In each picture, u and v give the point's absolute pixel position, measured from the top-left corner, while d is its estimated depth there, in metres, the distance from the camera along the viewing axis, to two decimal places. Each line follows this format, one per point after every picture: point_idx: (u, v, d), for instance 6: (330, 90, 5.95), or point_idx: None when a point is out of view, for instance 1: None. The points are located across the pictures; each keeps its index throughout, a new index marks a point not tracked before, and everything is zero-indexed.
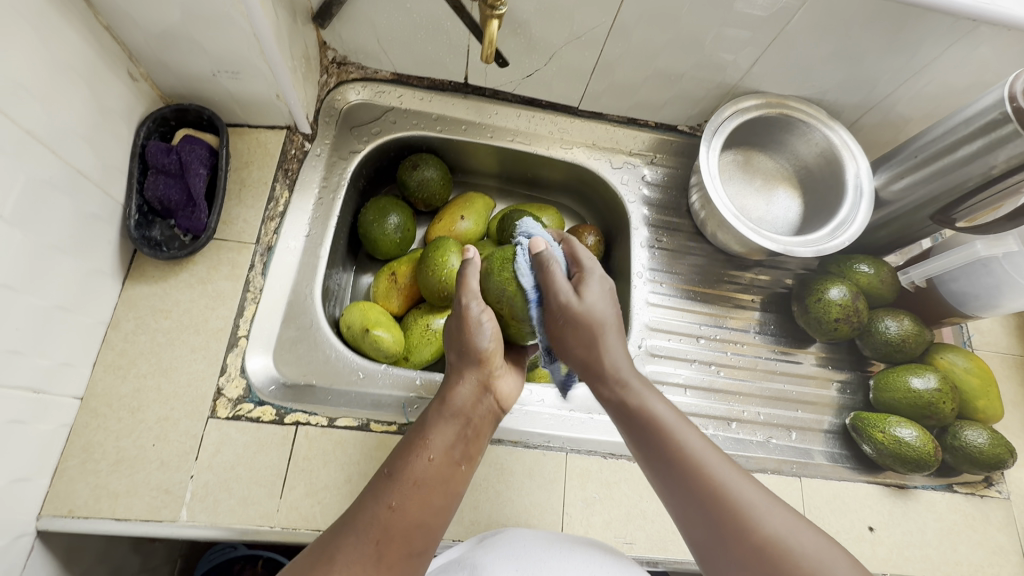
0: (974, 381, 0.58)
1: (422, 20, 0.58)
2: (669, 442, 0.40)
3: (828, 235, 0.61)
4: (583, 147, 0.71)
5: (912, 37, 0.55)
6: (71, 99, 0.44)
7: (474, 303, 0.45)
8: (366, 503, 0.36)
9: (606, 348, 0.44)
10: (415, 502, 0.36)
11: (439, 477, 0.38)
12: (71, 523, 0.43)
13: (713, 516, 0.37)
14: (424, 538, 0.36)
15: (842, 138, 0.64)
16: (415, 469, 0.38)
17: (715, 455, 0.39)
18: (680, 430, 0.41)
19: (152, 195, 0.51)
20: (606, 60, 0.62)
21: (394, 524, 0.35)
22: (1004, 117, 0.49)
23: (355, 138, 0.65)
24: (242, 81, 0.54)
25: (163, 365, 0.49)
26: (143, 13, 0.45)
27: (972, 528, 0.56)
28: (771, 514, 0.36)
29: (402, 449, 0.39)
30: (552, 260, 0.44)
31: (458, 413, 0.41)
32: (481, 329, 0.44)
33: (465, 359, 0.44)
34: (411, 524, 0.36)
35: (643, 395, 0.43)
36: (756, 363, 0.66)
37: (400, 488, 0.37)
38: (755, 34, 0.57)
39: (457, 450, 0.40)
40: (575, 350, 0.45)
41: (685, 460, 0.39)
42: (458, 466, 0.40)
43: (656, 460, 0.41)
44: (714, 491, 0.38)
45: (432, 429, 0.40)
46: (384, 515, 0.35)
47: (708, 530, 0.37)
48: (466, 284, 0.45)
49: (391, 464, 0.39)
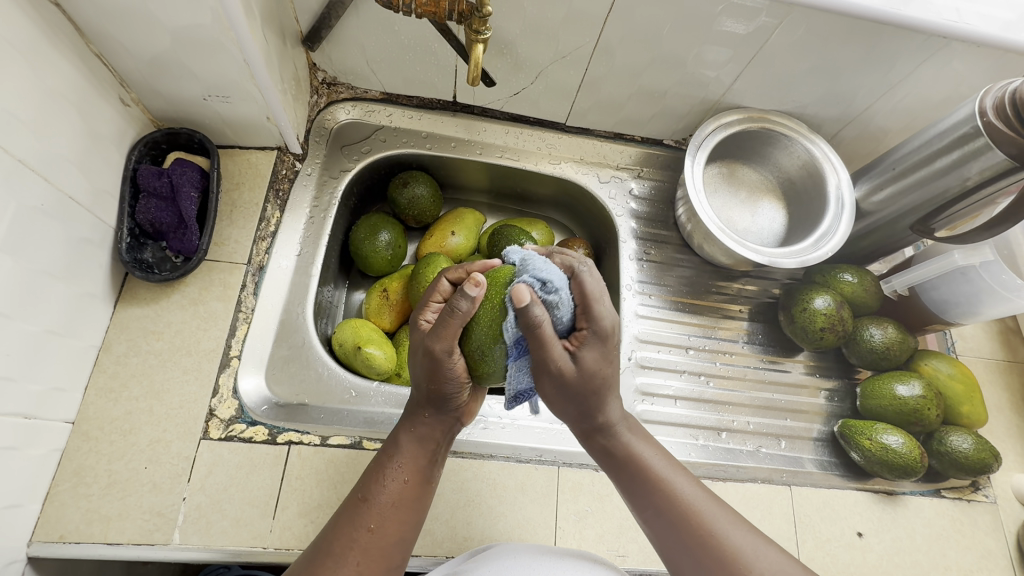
0: (958, 387, 0.59)
1: (410, 42, 0.60)
2: (665, 495, 0.40)
3: (812, 246, 0.62)
4: (571, 162, 0.72)
5: (886, 54, 0.56)
6: (62, 127, 0.44)
7: (447, 352, 0.39)
8: (344, 527, 0.37)
9: (606, 402, 0.41)
10: (392, 524, 0.38)
11: (412, 498, 0.40)
12: (62, 548, 0.43)
13: (682, 531, 0.39)
14: (402, 551, 0.39)
15: (823, 151, 0.65)
16: (389, 492, 0.39)
17: (708, 503, 0.40)
18: (671, 473, 0.41)
19: (144, 218, 0.52)
20: (592, 77, 0.63)
21: (374, 545, 0.37)
22: (975, 131, 0.50)
23: (345, 157, 0.66)
24: (233, 105, 0.55)
25: (155, 387, 0.50)
26: (135, 40, 0.46)
27: (960, 533, 0.57)
28: (762, 556, 0.37)
29: (375, 473, 0.40)
30: (583, 273, 0.39)
31: (427, 439, 0.42)
32: (452, 375, 0.40)
33: (436, 394, 0.41)
34: (390, 542, 0.38)
35: (634, 441, 0.43)
36: (745, 373, 0.66)
37: (376, 511, 0.38)
38: (735, 52, 0.58)
39: (428, 471, 0.41)
40: (578, 399, 0.40)
41: (682, 514, 0.39)
42: (430, 485, 0.41)
43: (633, 488, 0.42)
44: (707, 539, 0.38)
45: (404, 455, 0.40)
46: (365, 538, 0.37)
47: (678, 544, 0.39)
48: (448, 332, 0.38)
49: (363, 488, 0.39)
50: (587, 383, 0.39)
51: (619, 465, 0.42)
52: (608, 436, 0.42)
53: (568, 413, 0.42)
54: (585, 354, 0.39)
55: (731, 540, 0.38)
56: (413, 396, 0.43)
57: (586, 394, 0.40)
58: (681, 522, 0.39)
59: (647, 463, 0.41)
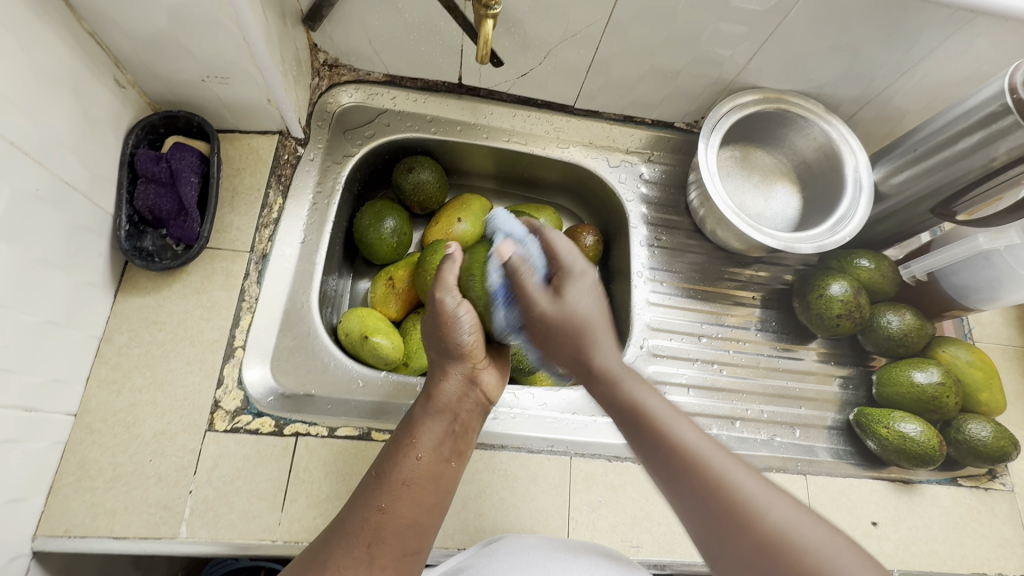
0: (976, 374, 0.58)
1: (414, 21, 0.57)
2: (673, 447, 0.37)
3: (829, 231, 0.61)
4: (580, 146, 0.70)
5: (910, 30, 0.54)
6: (56, 109, 0.42)
7: (449, 296, 0.43)
8: (356, 508, 0.36)
9: (593, 347, 0.41)
10: (405, 502, 0.37)
11: (429, 475, 0.38)
12: (67, 543, 0.42)
13: (698, 495, 0.35)
14: (418, 538, 0.37)
15: (841, 132, 0.63)
16: (403, 470, 0.38)
17: (715, 450, 0.36)
18: (675, 423, 0.38)
19: (143, 205, 0.50)
20: (603, 57, 0.61)
21: (385, 526, 0.36)
22: (1004, 109, 0.48)
23: (348, 141, 0.64)
24: (232, 86, 0.53)
25: (158, 378, 0.48)
26: (129, 18, 0.44)
27: (978, 522, 0.56)
28: (777, 505, 0.34)
29: (390, 450, 0.39)
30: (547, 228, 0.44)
31: (444, 409, 0.41)
32: (458, 322, 0.43)
33: (448, 354, 0.43)
34: (402, 525, 0.36)
35: (635, 387, 0.40)
36: (758, 361, 0.65)
37: (389, 491, 0.37)
38: (752, 30, 0.56)
39: (446, 447, 0.40)
40: (560, 343, 0.41)
41: (692, 472, 0.36)
42: (448, 462, 0.40)
43: (641, 443, 0.39)
44: (717, 493, 0.35)
45: (418, 428, 0.40)
46: (375, 518, 0.36)
47: (696, 507, 0.35)
48: (444, 279, 0.44)
49: (379, 465, 0.39)
50: (573, 319, 0.41)
51: (621, 410, 0.40)
52: (602, 382, 0.41)
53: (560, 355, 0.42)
54: (566, 291, 0.41)
55: (747, 491, 0.34)
56: (432, 366, 0.44)
57: (567, 333, 0.41)
58: (690, 471, 0.36)
59: (655, 416, 0.38)
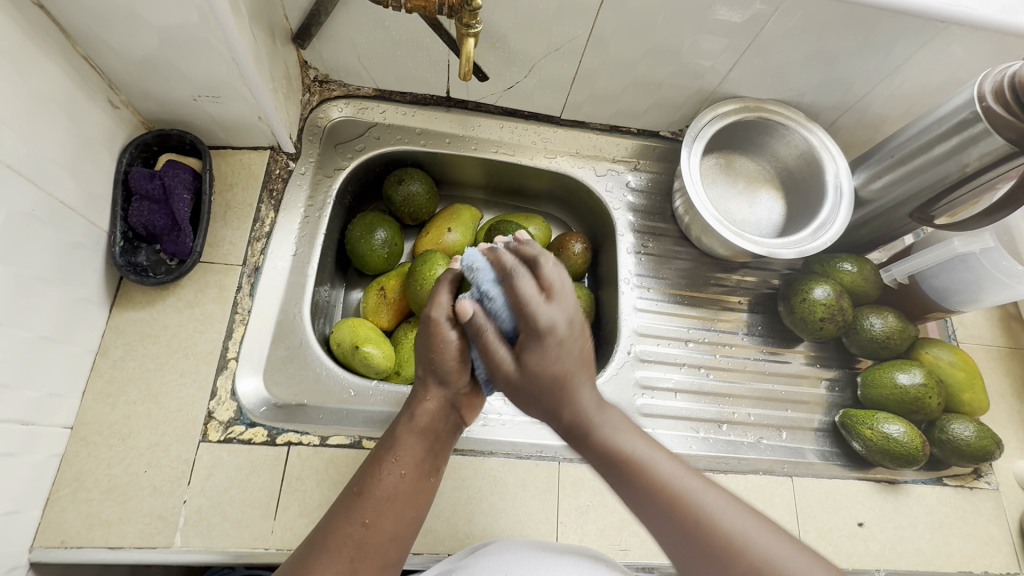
0: (959, 375, 0.59)
1: (401, 37, 0.59)
2: (655, 491, 0.36)
3: (811, 236, 0.62)
4: (567, 156, 0.71)
5: (884, 39, 0.56)
6: (51, 130, 0.44)
7: (447, 318, 0.42)
8: (339, 521, 0.37)
9: (572, 394, 0.39)
10: (386, 517, 0.38)
11: (409, 492, 0.39)
12: (63, 553, 0.43)
13: (685, 535, 0.35)
14: (397, 550, 0.38)
15: (821, 139, 0.65)
16: (385, 485, 0.38)
17: (697, 484, 0.36)
18: (654, 457, 0.37)
19: (137, 222, 0.52)
20: (587, 70, 0.62)
21: (366, 541, 0.37)
22: (974, 117, 0.50)
23: (339, 155, 0.66)
24: (224, 104, 0.54)
25: (153, 391, 0.50)
26: (122, 41, 0.45)
27: (963, 520, 0.57)
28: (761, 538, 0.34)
29: (371, 464, 0.40)
30: (518, 275, 0.40)
31: (425, 429, 0.41)
32: (449, 346, 0.41)
33: (435, 373, 0.42)
34: (383, 540, 0.37)
35: (614, 429, 0.39)
36: (745, 364, 0.66)
37: (371, 506, 0.38)
38: (730, 41, 0.58)
39: (426, 464, 0.41)
40: (537, 397, 0.40)
41: (677, 509, 0.35)
42: (427, 479, 0.41)
43: (628, 492, 0.37)
44: (699, 528, 0.34)
45: (399, 444, 0.40)
46: (358, 533, 0.37)
47: (686, 552, 0.35)
48: (438, 299, 0.43)
49: (360, 478, 0.39)
50: (541, 379, 0.38)
51: (598, 449, 0.38)
52: (581, 432, 0.39)
53: (534, 409, 0.41)
54: (529, 355, 0.38)
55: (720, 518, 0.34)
56: (417, 378, 0.43)
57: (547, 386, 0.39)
58: (673, 508, 0.35)
59: (632, 455, 0.37)
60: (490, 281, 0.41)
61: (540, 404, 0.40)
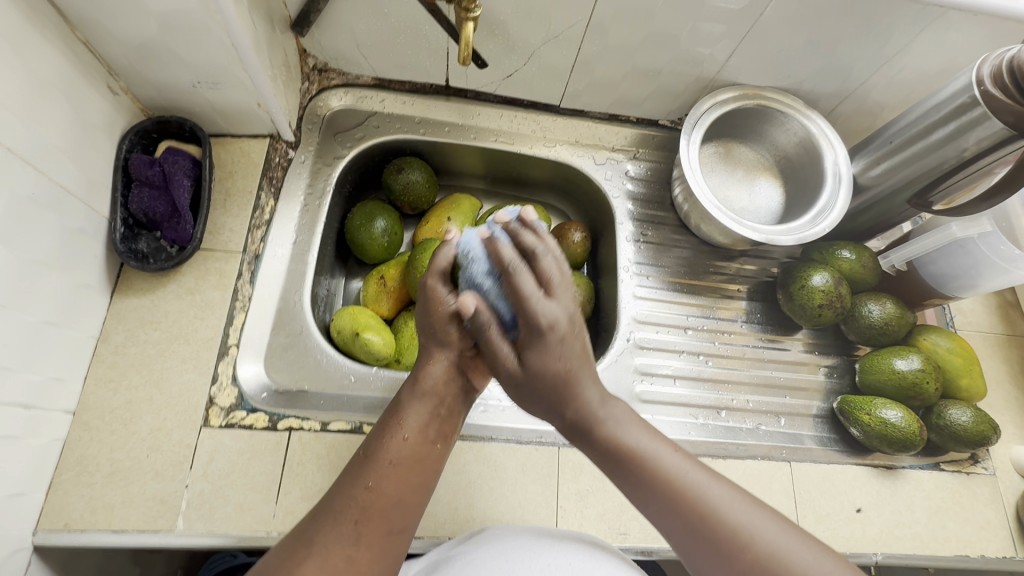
0: (957, 361, 0.59)
1: (401, 25, 0.59)
2: (654, 474, 0.37)
3: (809, 223, 0.62)
4: (566, 145, 0.71)
5: (883, 25, 0.56)
6: (50, 114, 0.44)
7: (444, 281, 0.41)
8: (345, 486, 0.36)
9: (577, 391, 0.39)
10: (391, 481, 0.37)
11: (414, 457, 0.38)
12: (67, 536, 0.44)
13: (683, 521, 0.35)
14: (405, 517, 0.37)
15: (820, 127, 0.65)
16: (390, 449, 0.38)
17: (702, 474, 0.37)
18: (660, 452, 0.38)
19: (137, 208, 0.52)
20: (586, 57, 0.62)
21: (371, 504, 0.36)
22: (973, 101, 0.50)
23: (338, 144, 0.66)
24: (223, 91, 0.54)
25: (154, 376, 0.50)
26: (121, 27, 0.45)
27: (960, 505, 0.57)
28: (756, 523, 0.35)
29: (378, 431, 0.39)
30: (517, 272, 0.38)
31: (431, 393, 0.41)
32: (448, 309, 0.41)
33: (436, 339, 0.42)
34: (389, 505, 0.36)
35: (621, 425, 0.39)
36: (744, 352, 0.66)
37: (377, 469, 0.37)
38: (729, 28, 0.58)
39: (432, 429, 0.40)
40: (542, 396, 0.40)
41: (669, 486, 0.36)
42: (434, 445, 0.40)
43: (631, 483, 0.38)
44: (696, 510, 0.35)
45: (405, 409, 0.40)
46: (362, 496, 0.36)
47: (688, 539, 0.35)
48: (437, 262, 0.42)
49: (367, 445, 0.38)
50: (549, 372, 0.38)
51: (603, 443, 0.39)
52: (588, 426, 0.39)
53: (535, 404, 0.41)
54: (532, 352, 0.38)
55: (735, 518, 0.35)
56: (422, 348, 0.43)
57: (552, 384, 0.39)
58: (670, 492, 0.36)
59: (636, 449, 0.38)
60: (484, 272, 0.41)
61: (540, 396, 0.40)
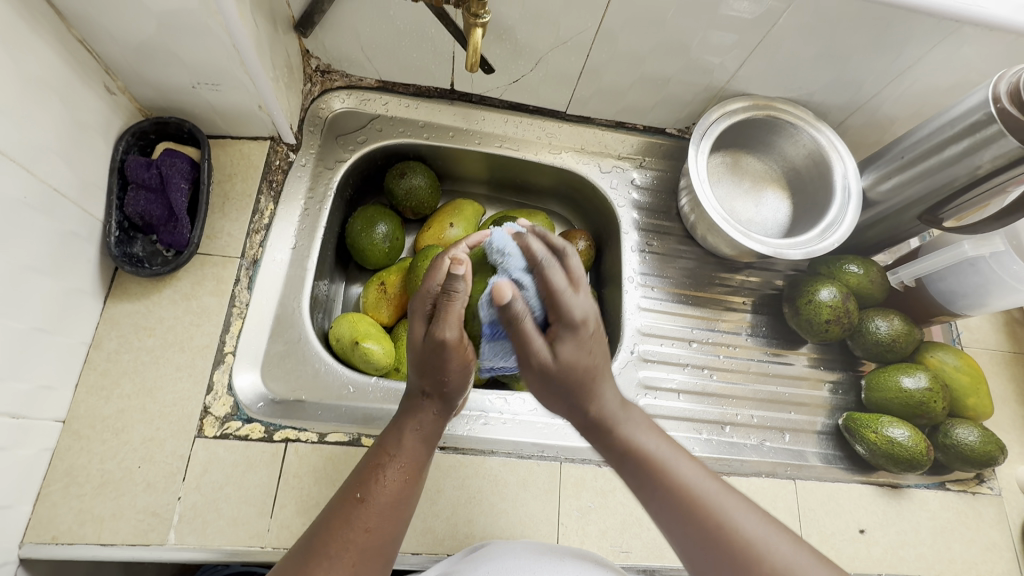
0: (963, 379, 0.59)
1: (407, 28, 0.58)
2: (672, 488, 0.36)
3: (817, 237, 0.61)
4: (572, 152, 0.70)
5: (896, 39, 0.55)
6: (44, 115, 0.42)
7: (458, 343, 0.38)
8: (340, 526, 0.35)
9: (597, 392, 0.38)
10: (389, 523, 0.36)
11: (409, 497, 0.38)
12: (54, 550, 0.42)
13: (706, 541, 0.35)
14: (394, 552, 0.37)
15: (829, 139, 0.64)
16: (388, 491, 0.37)
17: (714, 486, 0.37)
18: (676, 462, 0.38)
19: (133, 211, 0.50)
20: (594, 64, 0.61)
21: (370, 546, 0.35)
22: (989, 118, 0.49)
23: (341, 147, 0.65)
24: (223, 93, 0.53)
25: (147, 385, 0.48)
26: (120, 26, 0.44)
27: (965, 526, 0.56)
28: (777, 544, 0.34)
29: (373, 471, 0.37)
30: (548, 266, 0.38)
31: (427, 436, 0.40)
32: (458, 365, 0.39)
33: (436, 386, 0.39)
34: (385, 544, 0.36)
35: (635, 429, 0.39)
36: (748, 366, 0.66)
37: (376, 510, 0.36)
38: (741, 38, 0.57)
39: (424, 469, 0.39)
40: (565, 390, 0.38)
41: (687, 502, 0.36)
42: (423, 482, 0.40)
43: (648, 492, 0.37)
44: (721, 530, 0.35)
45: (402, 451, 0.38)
46: (362, 538, 0.35)
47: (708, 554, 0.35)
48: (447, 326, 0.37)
49: (360, 486, 0.37)
50: (575, 371, 0.37)
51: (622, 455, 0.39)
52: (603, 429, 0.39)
53: (559, 404, 0.40)
54: (564, 347, 0.37)
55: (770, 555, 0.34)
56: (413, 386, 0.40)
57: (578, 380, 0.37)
58: (692, 511, 0.36)
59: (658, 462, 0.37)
60: (521, 268, 0.39)
61: (563, 397, 0.39)
